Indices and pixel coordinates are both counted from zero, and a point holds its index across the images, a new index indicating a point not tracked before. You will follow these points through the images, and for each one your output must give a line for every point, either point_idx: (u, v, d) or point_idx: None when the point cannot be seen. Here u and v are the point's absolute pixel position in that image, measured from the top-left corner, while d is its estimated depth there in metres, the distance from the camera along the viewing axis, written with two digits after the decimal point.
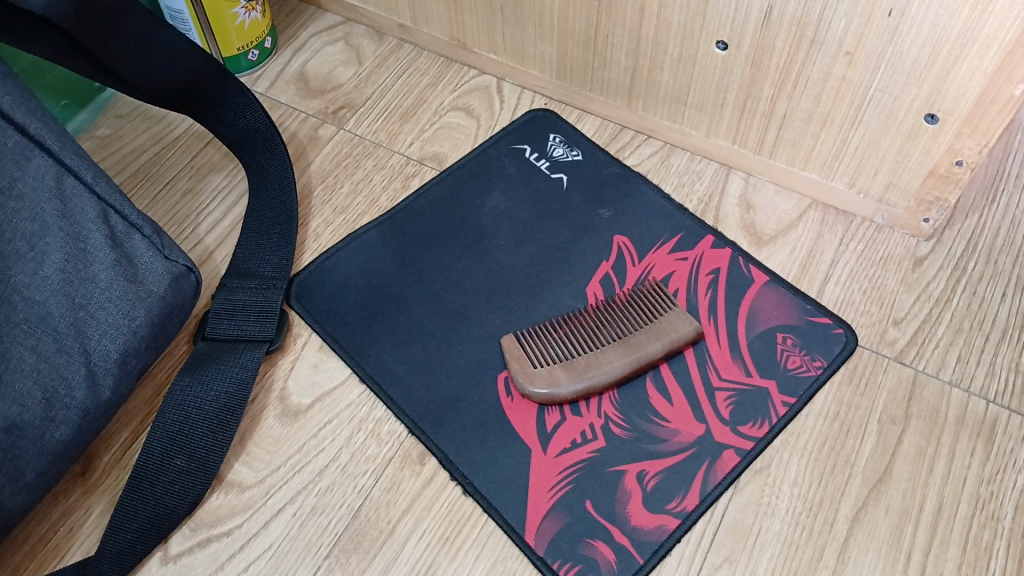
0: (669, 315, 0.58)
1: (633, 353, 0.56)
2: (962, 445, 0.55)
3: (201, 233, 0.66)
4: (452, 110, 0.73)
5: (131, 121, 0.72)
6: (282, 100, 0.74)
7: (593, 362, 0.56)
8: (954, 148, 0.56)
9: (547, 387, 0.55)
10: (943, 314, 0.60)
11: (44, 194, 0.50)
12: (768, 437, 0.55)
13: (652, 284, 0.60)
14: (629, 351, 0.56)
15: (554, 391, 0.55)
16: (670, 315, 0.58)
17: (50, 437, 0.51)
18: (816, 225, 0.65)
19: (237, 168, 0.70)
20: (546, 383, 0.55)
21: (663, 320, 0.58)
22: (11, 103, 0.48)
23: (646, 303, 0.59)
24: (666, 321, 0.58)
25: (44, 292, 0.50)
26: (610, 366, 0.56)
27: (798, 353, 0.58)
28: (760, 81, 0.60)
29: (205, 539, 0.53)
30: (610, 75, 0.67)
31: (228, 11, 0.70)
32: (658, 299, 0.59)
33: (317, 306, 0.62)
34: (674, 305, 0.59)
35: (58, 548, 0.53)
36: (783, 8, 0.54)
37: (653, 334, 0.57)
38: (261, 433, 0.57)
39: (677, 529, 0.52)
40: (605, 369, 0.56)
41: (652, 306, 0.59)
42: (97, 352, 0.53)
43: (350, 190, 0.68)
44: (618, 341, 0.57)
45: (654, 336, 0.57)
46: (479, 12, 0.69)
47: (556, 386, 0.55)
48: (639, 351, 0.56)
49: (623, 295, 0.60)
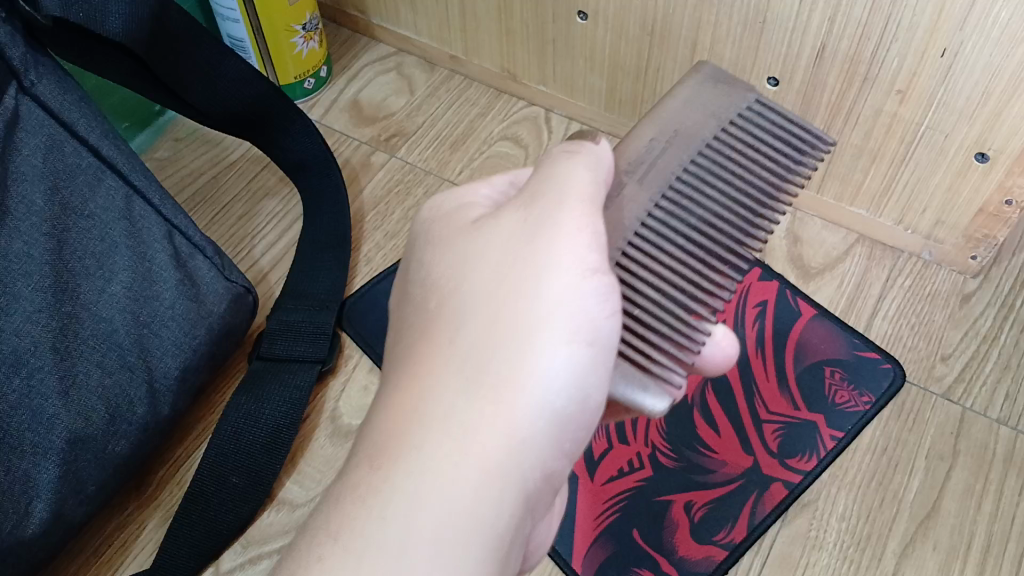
0: (694, 96, 0.44)
1: (683, 136, 0.43)
2: (1009, 483, 0.54)
3: (257, 255, 0.68)
4: (501, 139, 0.75)
5: (190, 144, 0.75)
6: (336, 127, 0.77)
7: (639, 160, 0.42)
8: (1004, 187, 0.55)
9: (648, 261, 0.40)
10: (991, 351, 0.60)
11: (115, 214, 0.52)
12: (816, 471, 0.56)
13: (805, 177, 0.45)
14: (659, 123, 0.43)
15: (665, 299, 0.40)
16: (702, 93, 0.44)
17: (111, 450, 0.52)
18: (863, 260, 0.64)
19: (291, 192, 0.72)
20: (648, 247, 0.40)
21: (689, 113, 0.43)
22: (86, 126, 0.50)
23: (763, 160, 0.44)
24: (691, 100, 0.44)
25: (111, 309, 0.52)
26: (638, 139, 0.42)
27: (846, 387, 0.59)
28: (810, 116, 0.59)
29: (256, 556, 0.55)
30: (659, 107, 0.68)
31: (287, 41, 0.72)
32: (779, 149, 0.45)
33: (368, 329, 0.64)
34: (748, 106, 0.45)
35: (113, 560, 0.56)
36: (836, 47, 0.54)
37: (708, 117, 0.44)
38: (313, 452, 0.59)
39: (724, 561, 0.53)
40: (661, 159, 0.42)
41: (754, 155, 0.44)
42: (159, 369, 0.54)
43: (401, 217, 0.71)
44: (722, 164, 0.43)
45: (717, 126, 0.44)
46: (530, 45, 0.70)
47: (659, 248, 0.40)
48: (656, 113, 0.43)
49: (772, 202, 0.44)
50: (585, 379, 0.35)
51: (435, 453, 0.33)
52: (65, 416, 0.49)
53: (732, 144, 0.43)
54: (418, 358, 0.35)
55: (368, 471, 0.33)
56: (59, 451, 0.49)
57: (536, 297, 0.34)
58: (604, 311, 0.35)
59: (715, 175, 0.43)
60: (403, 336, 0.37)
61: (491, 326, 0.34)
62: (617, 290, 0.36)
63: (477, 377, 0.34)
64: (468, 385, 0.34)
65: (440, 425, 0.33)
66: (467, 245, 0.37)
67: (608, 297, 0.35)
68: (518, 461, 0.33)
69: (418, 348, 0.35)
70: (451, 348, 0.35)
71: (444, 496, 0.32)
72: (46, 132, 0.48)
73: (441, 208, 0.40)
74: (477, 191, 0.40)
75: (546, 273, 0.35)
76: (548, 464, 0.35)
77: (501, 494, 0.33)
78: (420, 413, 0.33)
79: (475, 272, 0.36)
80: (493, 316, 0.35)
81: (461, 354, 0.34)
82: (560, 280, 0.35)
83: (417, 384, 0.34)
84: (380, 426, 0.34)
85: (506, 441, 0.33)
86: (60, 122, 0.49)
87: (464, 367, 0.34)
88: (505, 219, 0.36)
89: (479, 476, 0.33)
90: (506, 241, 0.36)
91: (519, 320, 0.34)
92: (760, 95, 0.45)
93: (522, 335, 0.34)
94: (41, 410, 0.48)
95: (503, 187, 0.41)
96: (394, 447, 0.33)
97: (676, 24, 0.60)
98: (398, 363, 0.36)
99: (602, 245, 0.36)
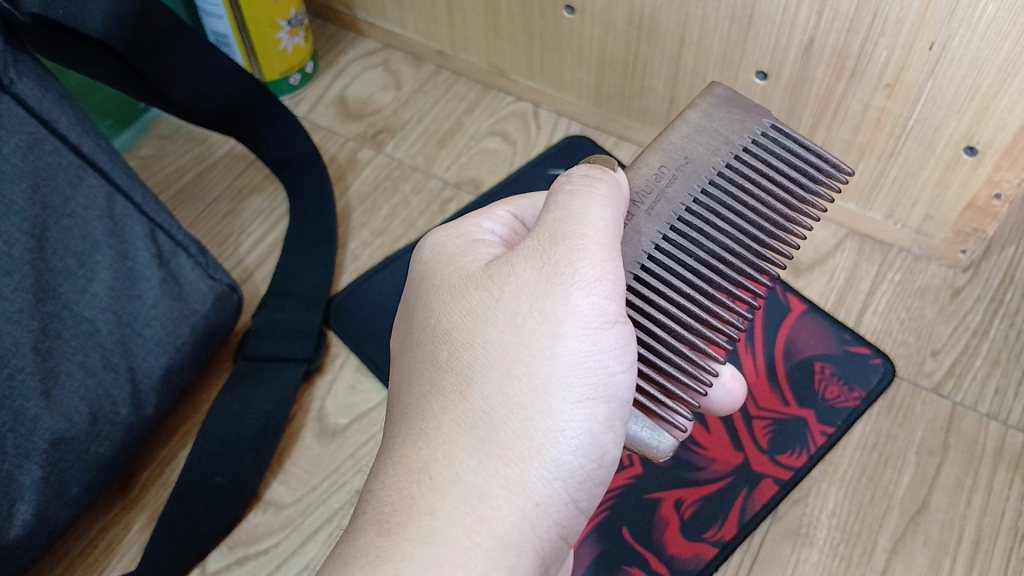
0: (705, 124, 0.45)
1: (693, 164, 0.44)
2: (1000, 477, 0.54)
3: (242, 253, 0.68)
4: (489, 135, 0.74)
5: (175, 141, 0.74)
6: (322, 124, 0.76)
7: (647, 189, 0.43)
8: (992, 181, 0.54)
9: (657, 291, 0.40)
10: (981, 345, 0.59)
11: (96, 213, 0.51)
12: (806, 467, 0.56)
13: (828, 202, 0.44)
14: (668, 152, 0.44)
15: (674, 333, 0.40)
16: (713, 120, 0.45)
17: (95, 451, 0.51)
18: (853, 254, 0.64)
19: (277, 189, 0.71)
20: (657, 278, 0.41)
21: (700, 140, 0.44)
22: (67, 124, 0.49)
23: (779, 190, 0.44)
24: (702, 128, 0.45)
25: (93, 309, 0.51)
26: (646, 169, 0.43)
27: (837, 383, 0.59)
28: (799, 111, 0.59)
29: (242, 557, 0.54)
30: (647, 102, 0.67)
31: (272, 37, 0.71)
32: (798, 175, 0.45)
33: (354, 327, 0.64)
34: (761, 132, 0.45)
35: (97, 563, 0.55)
36: (824, 41, 0.53)
37: (719, 145, 0.44)
38: (299, 452, 0.58)
39: (715, 558, 0.53)
40: (669, 189, 0.43)
41: (770, 181, 0.44)
42: (142, 369, 0.54)
43: (387, 214, 0.70)
44: (735, 191, 0.43)
45: (730, 152, 0.44)
46: (518, 40, 0.69)
47: (669, 277, 0.41)
48: (665, 141, 0.44)
49: (790, 229, 0.43)
50: (599, 436, 0.36)
51: (462, 501, 0.33)
52: (47, 418, 0.48)
53: (744, 173, 0.43)
54: (432, 414, 0.36)
55: (378, 535, 0.33)
56: (41, 453, 0.48)
57: (553, 352, 0.35)
58: (620, 367, 0.36)
59: (728, 202, 0.43)
60: (414, 387, 0.38)
61: (507, 383, 0.35)
62: (632, 343, 0.36)
63: (493, 436, 0.34)
64: (483, 444, 0.34)
65: (455, 486, 0.33)
66: (479, 294, 0.37)
67: (624, 351, 0.36)
68: (534, 524, 0.34)
69: (431, 403, 0.36)
70: (466, 406, 0.35)
71: (457, 563, 0.32)
72: (27, 131, 0.46)
73: (446, 244, 0.41)
74: (481, 225, 0.43)
75: (563, 328, 0.35)
76: (561, 526, 0.36)
77: (515, 559, 0.33)
78: (434, 473, 0.34)
79: (489, 326, 0.36)
80: (509, 371, 0.35)
81: (476, 412, 0.35)
82: (577, 335, 0.35)
83: (432, 441, 0.35)
84: (392, 484, 0.34)
85: (522, 504, 0.34)
86: (41, 121, 0.47)
87: (479, 425, 0.35)
88: (518, 266, 0.37)
89: (493, 540, 0.33)
90: (521, 290, 0.36)
91: (535, 377, 0.35)
92: (775, 121, 0.46)
93: (540, 392, 0.35)
94: (23, 411, 0.47)
95: (506, 221, 0.44)
96: (407, 510, 0.33)
97: (664, 19, 0.59)
98: (410, 417, 0.36)
99: (619, 293, 0.36)
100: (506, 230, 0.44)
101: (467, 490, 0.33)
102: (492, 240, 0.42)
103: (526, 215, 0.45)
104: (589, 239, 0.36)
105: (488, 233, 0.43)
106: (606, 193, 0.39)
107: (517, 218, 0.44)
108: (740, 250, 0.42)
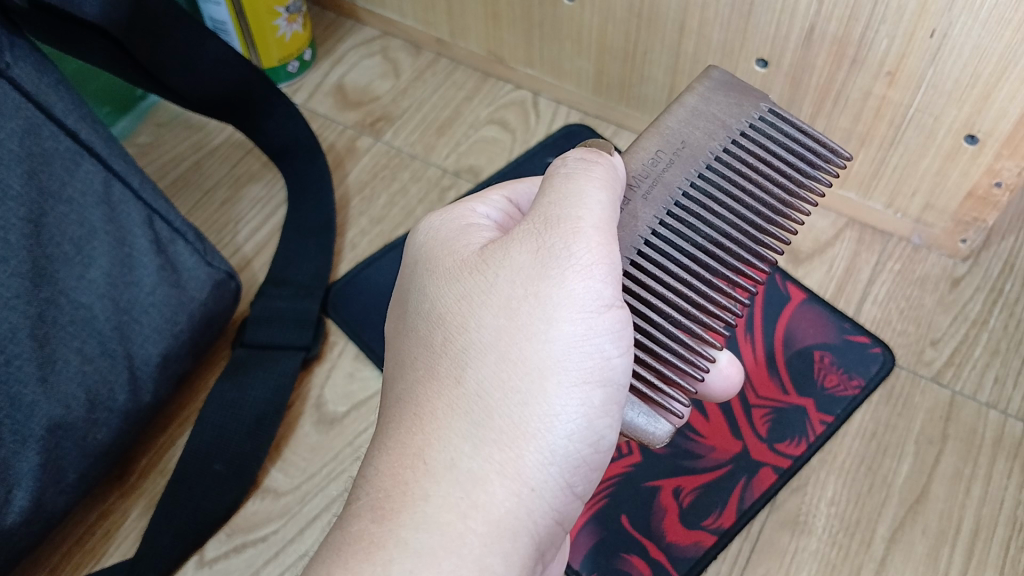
0: (703, 107, 0.45)
1: (690, 149, 0.43)
2: (999, 467, 0.54)
3: (240, 241, 0.67)
4: (487, 124, 0.74)
5: (173, 128, 0.74)
6: (320, 111, 0.76)
7: (644, 174, 0.42)
8: (993, 169, 0.54)
9: (652, 276, 0.40)
10: (980, 335, 0.59)
11: (93, 199, 0.51)
12: (805, 455, 0.56)
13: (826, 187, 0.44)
14: (665, 136, 0.44)
15: (672, 319, 0.40)
16: (710, 104, 0.45)
17: (92, 438, 0.51)
18: (852, 244, 0.64)
19: (275, 177, 0.71)
20: (654, 264, 0.41)
21: (697, 125, 0.44)
22: (63, 108, 0.49)
23: (778, 174, 0.43)
24: (699, 113, 0.44)
25: (90, 295, 0.51)
26: (643, 154, 0.43)
27: (835, 371, 0.59)
28: (800, 99, 0.59)
29: (240, 544, 0.54)
30: (647, 90, 0.67)
31: (269, 24, 0.71)
32: (796, 159, 0.44)
33: (352, 315, 0.63)
34: (760, 116, 0.45)
35: (95, 550, 0.55)
36: (825, 28, 0.53)
37: (716, 129, 0.44)
38: (298, 440, 0.58)
39: (714, 545, 0.53)
40: (667, 173, 0.43)
41: (768, 166, 0.44)
42: (139, 356, 0.54)
43: (386, 202, 0.70)
44: (732, 175, 0.43)
45: (727, 137, 0.44)
46: (517, 27, 0.69)
47: (664, 263, 0.41)
48: (662, 125, 0.44)
49: (789, 214, 0.43)
50: (595, 421, 0.36)
51: (458, 486, 0.33)
52: (44, 404, 0.48)
53: (742, 157, 0.43)
54: (425, 400, 0.36)
55: (372, 521, 0.33)
56: (38, 439, 0.48)
57: (549, 337, 0.35)
58: (616, 351, 0.36)
59: (725, 186, 0.42)
60: (407, 373, 0.37)
61: (502, 368, 0.35)
62: (628, 327, 0.36)
63: (486, 422, 0.34)
64: (477, 430, 0.34)
65: (450, 471, 0.33)
66: (474, 278, 0.37)
67: (620, 336, 0.36)
68: (529, 510, 0.34)
69: (425, 389, 0.36)
70: (461, 390, 0.35)
71: (451, 549, 0.32)
72: (23, 116, 0.46)
73: (440, 229, 0.41)
74: (475, 210, 0.43)
75: (559, 312, 0.35)
76: (555, 512, 0.36)
77: (510, 545, 0.33)
78: (429, 459, 0.34)
79: (484, 311, 0.36)
80: (504, 356, 0.35)
81: (470, 397, 0.35)
82: (573, 320, 0.35)
83: (425, 427, 0.35)
84: (386, 470, 0.34)
85: (516, 489, 0.34)
86: (38, 106, 0.47)
87: (474, 410, 0.35)
88: (513, 250, 0.37)
89: (488, 526, 0.33)
90: (516, 275, 0.36)
91: (531, 362, 0.35)
92: (773, 105, 0.46)
93: (536, 377, 0.35)
94: (20, 397, 0.46)
95: (501, 205, 0.43)
96: (401, 496, 0.33)
97: (664, 6, 0.59)
98: (405, 402, 0.36)
99: (614, 277, 0.36)
100: (502, 215, 0.43)
101: (462, 475, 0.33)
102: (487, 225, 0.42)
103: (523, 199, 0.44)
104: (584, 222, 0.36)
105: (482, 218, 0.42)
106: (602, 176, 0.38)
107: (513, 202, 0.44)
108: (737, 235, 0.42)
